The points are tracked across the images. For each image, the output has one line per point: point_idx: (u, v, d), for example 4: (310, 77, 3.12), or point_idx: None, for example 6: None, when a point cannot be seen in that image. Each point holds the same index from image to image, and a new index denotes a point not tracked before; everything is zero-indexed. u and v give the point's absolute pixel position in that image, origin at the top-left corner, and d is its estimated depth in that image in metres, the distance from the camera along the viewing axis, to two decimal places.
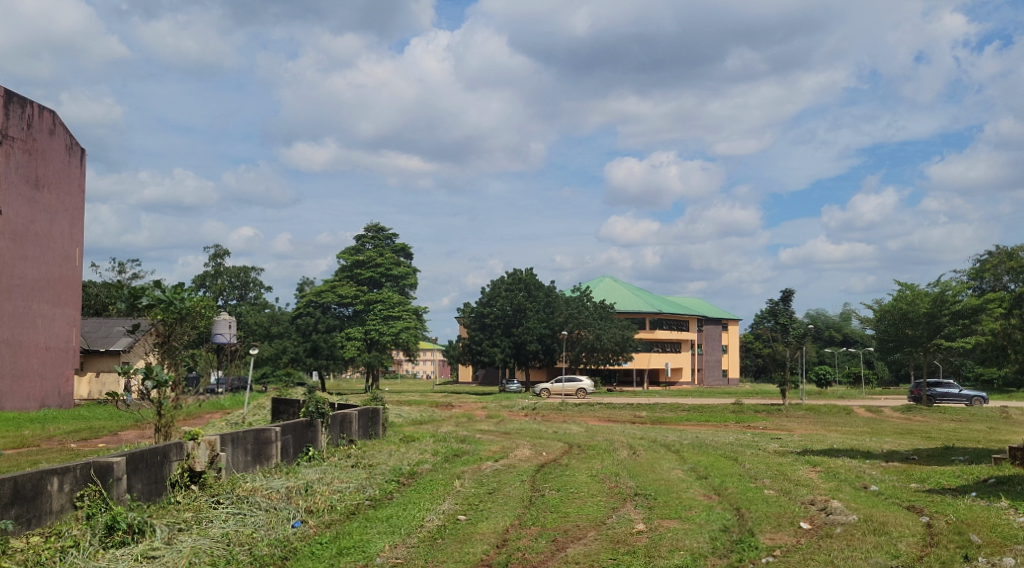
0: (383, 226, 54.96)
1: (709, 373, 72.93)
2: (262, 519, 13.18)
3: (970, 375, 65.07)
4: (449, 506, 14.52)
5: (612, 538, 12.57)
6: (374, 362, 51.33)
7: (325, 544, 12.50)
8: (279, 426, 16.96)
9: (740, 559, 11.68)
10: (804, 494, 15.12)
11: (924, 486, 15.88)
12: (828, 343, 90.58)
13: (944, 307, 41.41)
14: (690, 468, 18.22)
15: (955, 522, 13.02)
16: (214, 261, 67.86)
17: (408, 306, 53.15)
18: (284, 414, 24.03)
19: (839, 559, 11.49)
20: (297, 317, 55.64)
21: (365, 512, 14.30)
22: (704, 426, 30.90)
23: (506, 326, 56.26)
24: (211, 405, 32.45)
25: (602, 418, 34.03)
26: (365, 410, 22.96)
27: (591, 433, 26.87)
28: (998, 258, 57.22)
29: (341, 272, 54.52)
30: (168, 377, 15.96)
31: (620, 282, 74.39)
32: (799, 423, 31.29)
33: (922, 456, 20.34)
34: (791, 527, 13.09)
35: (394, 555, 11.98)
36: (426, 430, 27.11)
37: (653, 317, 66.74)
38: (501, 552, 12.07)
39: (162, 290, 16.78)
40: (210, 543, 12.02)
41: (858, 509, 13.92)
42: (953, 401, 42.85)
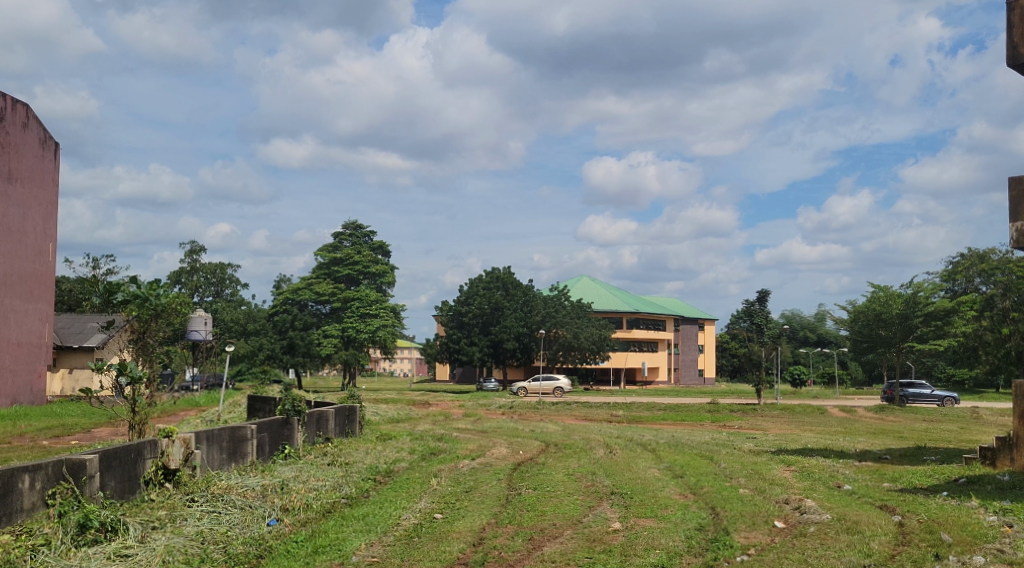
0: (361, 223, 54.86)
1: (685, 373, 73.27)
2: (237, 517, 13.10)
3: (942, 376, 65.84)
4: (425, 505, 14.51)
5: (589, 537, 12.59)
6: (351, 360, 51.21)
7: (300, 543, 12.46)
8: (255, 424, 16.88)
9: (715, 558, 11.71)
10: (778, 493, 15.21)
11: (896, 486, 16.01)
12: (803, 343, 91.39)
13: (916, 308, 41.55)
14: (666, 466, 18.34)
15: (927, 521, 13.15)
16: (191, 257, 67.42)
17: (385, 303, 53.02)
18: (260, 412, 23.93)
19: (812, 557, 11.59)
20: (274, 315, 55.30)
21: (341, 510, 14.27)
22: (680, 425, 30.91)
23: (484, 324, 56.28)
24: (186, 403, 32.24)
25: (579, 417, 34.01)
26: (341, 408, 22.84)
27: (566, 432, 26.83)
28: (970, 260, 57.91)
29: (319, 269, 54.41)
30: (143, 373, 15.83)
31: (597, 281, 74.58)
32: (774, 423, 31.50)
33: (893, 456, 20.53)
34: (765, 526, 13.17)
35: (370, 554, 11.95)
36: (403, 429, 26.97)
37: (631, 317, 66.92)
38: (478, 551, 12.06)
39: (138, 285, 16.68)
40: (185, 541, 11.93)
41: (832, 508, 14.01)
42: (926, 401, 43.26)
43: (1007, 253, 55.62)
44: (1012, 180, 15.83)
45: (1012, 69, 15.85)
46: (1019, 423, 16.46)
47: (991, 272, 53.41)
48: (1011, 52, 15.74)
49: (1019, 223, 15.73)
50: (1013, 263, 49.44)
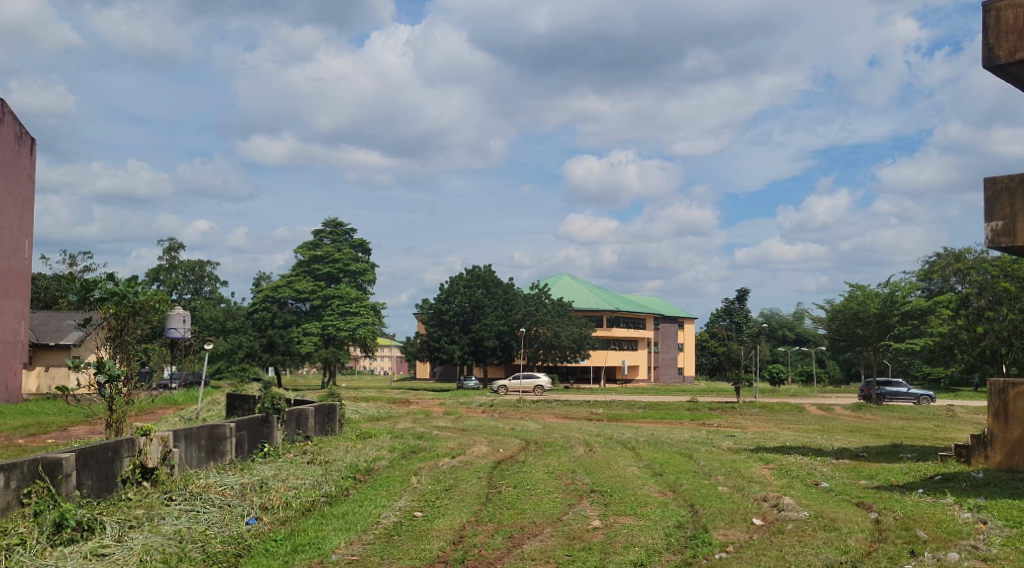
0: (341, 221, 54.74)
1: (665, 371, 73.59)
2: (216, 516, 13.04)
3: (918, 374, 66.47)
4: (405, 503, 14.51)
5: (568, 535, 12.61)
6: (331, 358, 51.10)
7: (279, 541, 12.43)
8: (234, 422, 16.82)
9: (694, 555, 11.79)
10: (757, 490, 15.33)
11: (873, 483, 16.17)
12: (781, 342, 92.00)
13: (893, 307, 41.94)
14: (646, 464, 18.44)
15: (903, 518, 13.29)
16: (169, 254, 66.95)
17: (365, 301, 53.05)
18: (239, 410, 23.82)
19: (790, 553, 11.70)
20: (252, 313, 54.90)
21: (321, 508, 14.25)
22: (659, 424, 31.05)
23: (464, 322, 56.27)
24: (164, 401, 32.04)
25: (559, 415, 34.08)
26: (322, 406, 22.80)
27: (546, 430, 26.84)
28: (946, 260, 58.51)
29: (299, 267, 54.03)
30: (120, 372, 15.75)
31: (577, 280, 74.69)
32: (753, 421, 31.70)
33: (870, 453, 20.75)
34: (744, 523, 13.26)
35: (349, 552, 11.92)
36: (382, 427, 26.94)
37: (611, 315, 66.98)
38: (457, 549, 12.08)
39: (115, 282, 16.66)
40: (163, 540, 11.87)
41: (810, 506, 14.11)
42: (903, 399, 43.62)
43: (982, 253, 56.15)
44: (987, 180, 16.00)
45: (988, 70, 16.00)
46: (992, 421, 16.63)
47: (966, 272, 54.04)
48: (988, 54, 15.90)
49: (994, 223, 15.91)
50: (988, 263, 49.95)
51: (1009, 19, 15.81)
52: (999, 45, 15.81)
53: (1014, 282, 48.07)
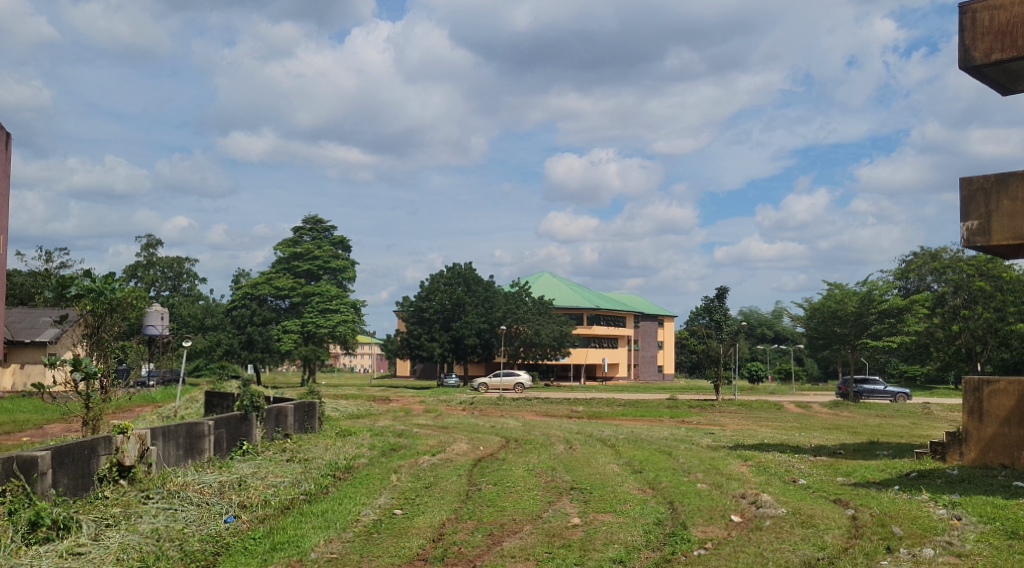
0: (321, 218, 54.54)
1: (644, 369, 73.85)
2: (194, 514, 12.98)
3: (895, 372, 67.06)
4: (385, 501, 14.47)
5: (548, 532, 12.64)
6: (311, 355, 50.87)
7: (258, 540, 12.39)
8: (212, 420, 16.72)
9: (672, 551, 11.85)
10: (735, 487, 15.41)
11: (850, 480, 16.31)
12: (760, 340, 92.59)
13: (871, 306, 42.26)
14: (625, 461, 18.52)
15: (879, 514, 13.40)
16: (147, 251, 66.37)
17: (346, 299, 53.01)
18: (217, 407, 23.67)
19: (768, 550, 11.77)
20: (231, 310, 54.46)
21: (300, 506, 14.22)
22: (638, 421, 31.17)
23: (444, 320, 56.24)
24: (142, 399, 31.84)
25: (538, 413, 34.12)
26: (301, 404, 22.72)
27: (526, 428, 26.90)
28: (922, 259, 59.05)
29: (278, 264, 53.67)
30: (97, 369, 15.60)
31: (558, 277, 74.77)
32: (731, 419, 31.92)
33: (847, 450, 20.90)
34: (722, 519, 13.35)
35: (329, 550, 11.89)
36: (362, 425, 26.90)
37: (592, 313, 67.02)
38: (437, 547, 12.07)
39: (92, 279, 16.52)
40: (140, 539, 11.80)
41: (787, 503, 14.20)
42: (879, 397, 44.09)
43: (958, 252, 56.62)
44: (962, 180, 16.17)
45: (964, 71, 16.16)
46: (967, 418, 16.81)
47: (942, 271, 54.55)
48: (964, 55, 16.06)
49: (969, 223, 16.07)
50: (963, 263, 50.44)
51: (984, 21, 16.00)
52: (974, 46, 15.97)
53: (989, 281, 48.61)
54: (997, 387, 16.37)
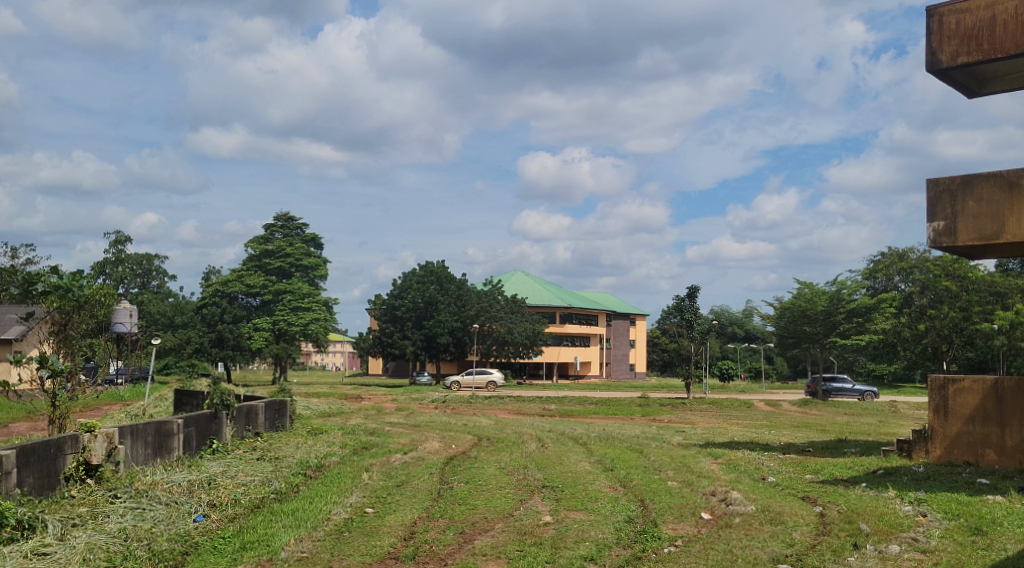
0: (293, 215, 54.28)
1: (617, 367, 74.24)
2: (163, 513, 12.89)
3: (862, 371, 67.91)
4: (356, 499, 14.46)
5: (520, 530, 12.67)
6: (282, 353, 50.55)
7: (228, 539, 12.33)
8: (181, 418, 16.58)
9: (643, 549, 11.90)
10: (706, 485, 15.53)
11: (818, 477, 16.50)
12: (731, 338, 93.44)
13: (840, 305, 42.78)
14: (596, 460, 18.57)
15: (847, 511, 13.57)
16: (115, 248, 65.61)
17: (318, 297, 52.72)
18: (188, 406, 23.51)
19: (737, 547, 11.88)
20: (200, 307, 53.96)
21: (270, 505, 14.15)
22: (609, 419, 31.41)
23: (417, 318, 56.13)
24: (110, 397, 31.50)
25: (511, 411, 34.25)
26: (272, 402, 22.61)
27: (499, 425, 26.94)
28: (890, 259, 59.71)
29: (249, 262, 53.32)
30: (64, 367, 15.41)
31: (531, 276, 74.94)
32: (702, 416, 32.22)
33: (816, 448, 21.14)
34: (693, 517, 13.43)
35: (299, 550, 11.82)
36: (333, 423, 26.84)
37: (564, 311, 67.22)
38: (409, 545, 12.08)
39: (59, 276, 16.34)
40: (107, 539, 11.69)
41: (757, 500, 14.34)
42: (848, 395, 44.61)
43: (925, 252, 57.34)
44: (930, 181, 16.37)
45: (931, 74, 16.53)
46: (933, 416, 17.08)
47: (909, 271, 55.24)
48: (930, 58, 16.48)
49: (935, 224, 16.36)
50: (930, 263, 51.12)
51: (951, 25, 16.35)
52: (941, 48, 16.37)
53: (955, 280, 49.50)
54: (962, 385, 16.68)
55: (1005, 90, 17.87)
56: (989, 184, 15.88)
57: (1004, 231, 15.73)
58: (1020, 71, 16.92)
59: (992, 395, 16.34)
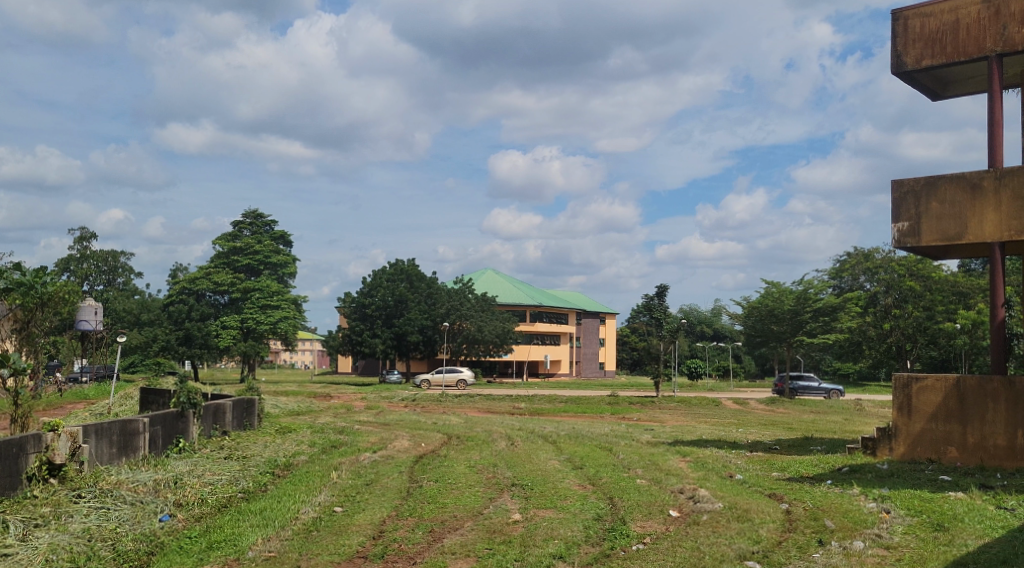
0: (261, 212, 53.94)
1: (586, 366, 74.38)
2: (127, 513, 12.74)
3: (829, 370, 68.64)
4: (324, 498, 14.37)
5: (488, 528, 12.69)
6: (250, 351, 50.10)
7: (194, 538, 12.23)
8: (147, 417, 16.40)
9: (612, 547, 11.97)
10: (674, 483, 15.64)
11: (784, 475, 16.68)
12: (699, 337, 94.03)
13: (806, 304, 43.24)
14: (566, 458, 18.59)
15: (812, 508, 13.74)
16: (80, 244, 64.62)
17: (286, 295, 52.38)
18: (154, 405, 23.24)
19: (705, 544, 11.97)
20: (167, 305, 53.28)
21: (237, 505, 14.02)
22: (579, 418, 31.40)
23: (387, 316, 55.92)
24: (74, 396, 30.91)
25: (481, 410, 34.14)
26: (239, 401, 22.38)
27: (468, 424, 26.90)
28: (856, 259, 60.34)
29: (217, 259, 52.84)
30: (27, 365, 15.16)
31: (501, 274, 74.88)
32: (672, 415, 32.30)
33: (783, 446, 21.28)
34: (661, 514, 13.54)
35: (267, 549, 11.75)
36: (302, 422, 26.58)
37: (534, 309, 67.28)
38: (377, 544, 12.04)
39: (22, 272, 16.14)
40: (70, 539, 11.54)
41: (724, 497, 14.46)
42: (814, 393, 45.08)
43: (890, 252, 57.95)
44: (894, 183, 16.71)
45: (897, 76, 17.46)
46: (897, 415, 17.29)
47: (873, 271, 55.88)
48: (896, 61, 17.31)
49: (900, 224, 16.63)
50: (894, 263, 51.70)
51: (915, 28, 17.17)
52: (906, 52, 17.22)
53: (919, 281, 50.34)
54: (925, 383, 16.88)
55: (969, 93, 18.81)
56: (951, 186, 16.18)
57: (966, 232, 16.01)
58: (982, 74, 17.82)
59: (955, 394, 16.59)
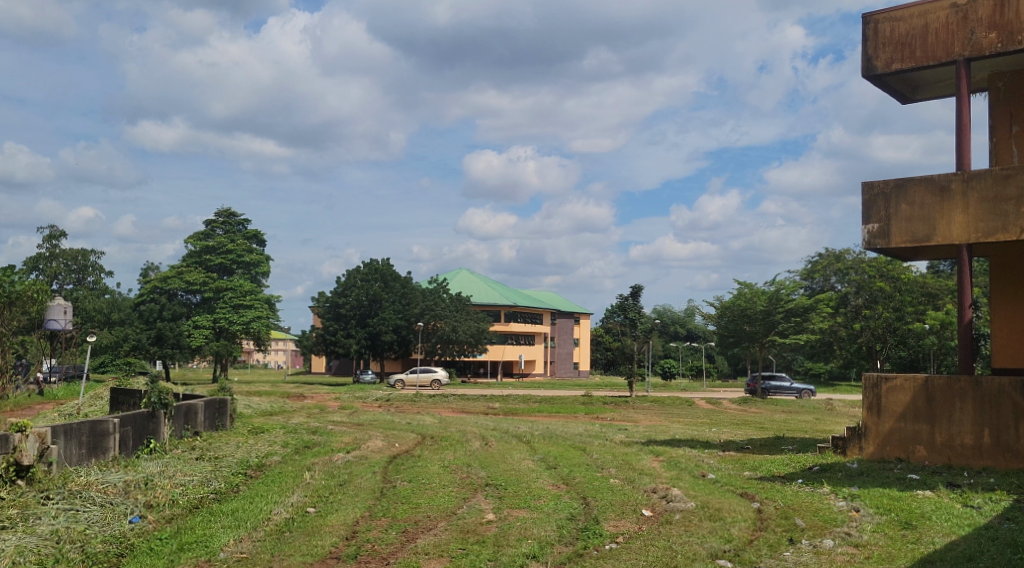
0: (234, 212, 53.62)
1: (561, 365, 74.55)
2: (97, 515, 12.61)
3: (800, 370, 69.23)
4: (298, 498, 14.33)
5: (462, 528, 12.69)
6: (222, 351, 49.73)
7: (164, 540, 12.12)
8: (117, 417, 16.24)
9: (585, 546, 12.00)
10: (647, 482, 15.74)
11: (756, 474, 16.80)
12: (673, 337, 94.58)
13: (778, 305, 43.60)
14: (540, 457, 18.69)
15: (783, 506, 13.88)
16: (50, 243, 63.83)
17: (259, 294, 52.09)
18: (124, 405, 23.00)
19: (677, 542, 12.06)
20: (138, 304, 52.70)
21: (209, 505, 13.96)
22: (554, 418, 31.48)
23: (361, 316, 55.75)
24: (42, 397, 30.46)
25: (456, 410, 34.08)
26: (212, 401, 22.24)
27: (443, 424, 26.88)
28: (827, 261, 60.93)
29: (189, 258, 52.42)
30: None
31: (476, 274, 74.86)
32: (645, 414, 32.42)
33: (754, 445, 21.52)
34: (634, 514, 13.60)
35: (239, 550, 11.69)
36: (275, 422, 26.40)
37: (509, 309, 67.32)
38: (350, 544, 12.02)
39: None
40: (38, 541, 11.42)
41: (696, 496, 14.59)
42: (786, 393, 45.45)
43: (861, 254, 58.61)
44: (865, 184, 16.93)
45: (867, 79, 17.71)
46: (867, 414, 17.48)
47: (845, 272, 56.46)
48: (867, 64, 17.57)
49: (870, 226, 16.88)
50: (865, 264, 52.26)
51: (885, 32, 17.40)
52: (877, 55, 17.47)
53: (889, 281, 50.64)
54: (894, 383, 17.08)
55: (939, 97, 19.09)
56: (921, 188, 16.38)
57: (934, 233, 16.22)
58: (951, 78, 18.08)
59: (922, 393, 16.80)
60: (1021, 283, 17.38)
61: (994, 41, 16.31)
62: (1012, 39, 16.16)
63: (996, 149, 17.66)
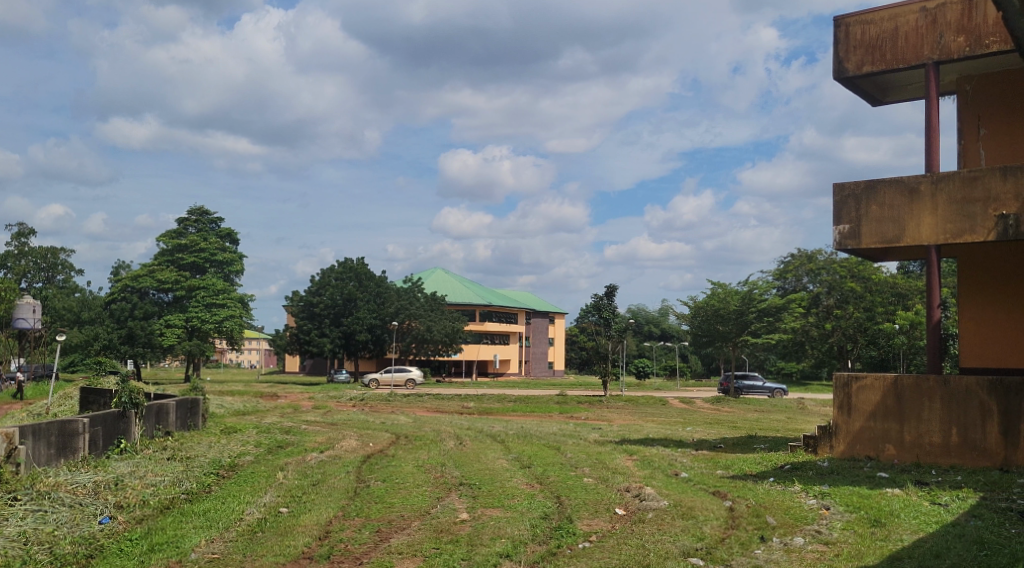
0: (207, 210, 53.21)
1: (535, 365, 74.59)
2: (66, 516, 12.48)
3: (773, 369, 69.69)
4: (270, 498, 14.26)
5: (435, 528, 12.65)
6: (194, 350, 49.30)
7: (135, 541, 12.02)
8: (87, 417, 16.07)
9: (558, 545, 12.02)
10: (621, 481, 15.77)
11: (728, 473, 16.90)
12: (647, 337, 94.94)
13: (751, 304, 43.87)
14: (514, 456, 18.75)
15: (754, 505, 13.98)
16: (18, 240, 63.05)
17: (232, 293, 51.75)
18: (94, 405, 22.75)
19: (649, 542, 12.09)
20: (109, 302, 52.09)
21: (181, 506, 13.87)
22: (528, 417, 31.47)
23: (335, 315, 55.50)
24: (8, 397, 29.98)
25: (430, 410, 33.81)
26: (183, 400, 22.03)
27: (416, 424, 26.72)
28: (799, 261, 61.41)
29: (161, 256, 51.97)
30: None
31: (450, 274, 74.79)
32: (619, 414, 32.52)
33: (727, 444, 21.70)
34: (607, 513, 13.65)
35: (210, 550, 11.63)
36: (247, 422, 26.20)
37: (483, 309, 67.31)
38: (323, 544, 11.97)
39: None
40: (4, 543, 11.28)
41: (669, 495, 14.66)
42: (759, 393, 45.68)
43: (833, 254, 59.11)
44: (836, 185, 17.11)
45: (839, 81, 17.87)
46: (837, 413, 17.66)
47: (817, 272, 56.87)
48: (839, 67, 17.75)
49: (841, 227, 17.08)
50: (836, 264, 52.77)
51: (856, 35, 17.57)
52: (848, 58, 17.65)
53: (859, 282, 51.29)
54: (864, 382, 17.25)
55: (909, 99, 19.30)
56: (891, 189, 16.58)
57: (904, 233, 16.41)
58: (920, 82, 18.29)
59: (892, 393, 16.99)
60: (988, 283, 17.62)
61: (962, 45, 16.53)
62: (980, 43, 16.39)
63: (964, 153, 17.88)
